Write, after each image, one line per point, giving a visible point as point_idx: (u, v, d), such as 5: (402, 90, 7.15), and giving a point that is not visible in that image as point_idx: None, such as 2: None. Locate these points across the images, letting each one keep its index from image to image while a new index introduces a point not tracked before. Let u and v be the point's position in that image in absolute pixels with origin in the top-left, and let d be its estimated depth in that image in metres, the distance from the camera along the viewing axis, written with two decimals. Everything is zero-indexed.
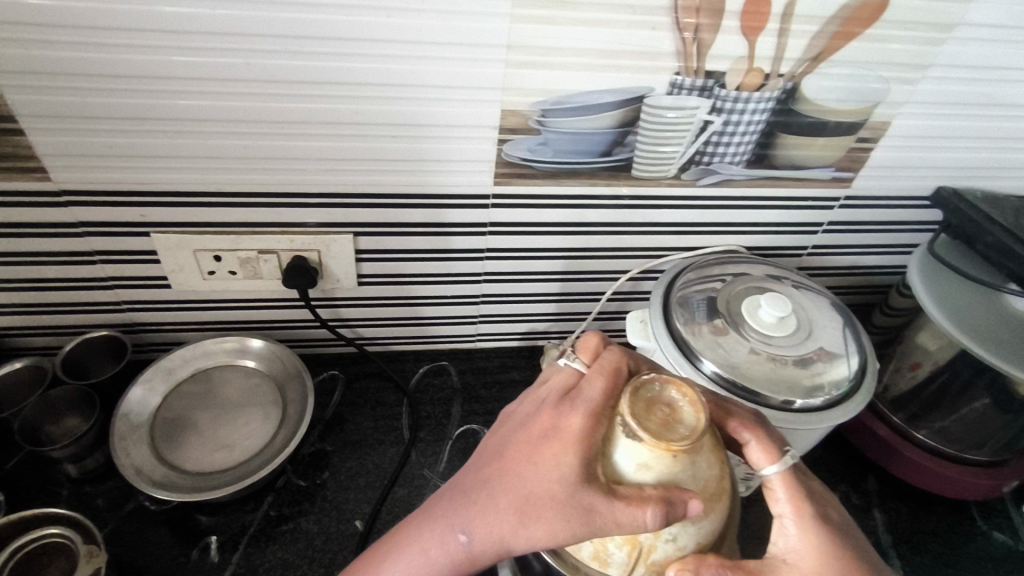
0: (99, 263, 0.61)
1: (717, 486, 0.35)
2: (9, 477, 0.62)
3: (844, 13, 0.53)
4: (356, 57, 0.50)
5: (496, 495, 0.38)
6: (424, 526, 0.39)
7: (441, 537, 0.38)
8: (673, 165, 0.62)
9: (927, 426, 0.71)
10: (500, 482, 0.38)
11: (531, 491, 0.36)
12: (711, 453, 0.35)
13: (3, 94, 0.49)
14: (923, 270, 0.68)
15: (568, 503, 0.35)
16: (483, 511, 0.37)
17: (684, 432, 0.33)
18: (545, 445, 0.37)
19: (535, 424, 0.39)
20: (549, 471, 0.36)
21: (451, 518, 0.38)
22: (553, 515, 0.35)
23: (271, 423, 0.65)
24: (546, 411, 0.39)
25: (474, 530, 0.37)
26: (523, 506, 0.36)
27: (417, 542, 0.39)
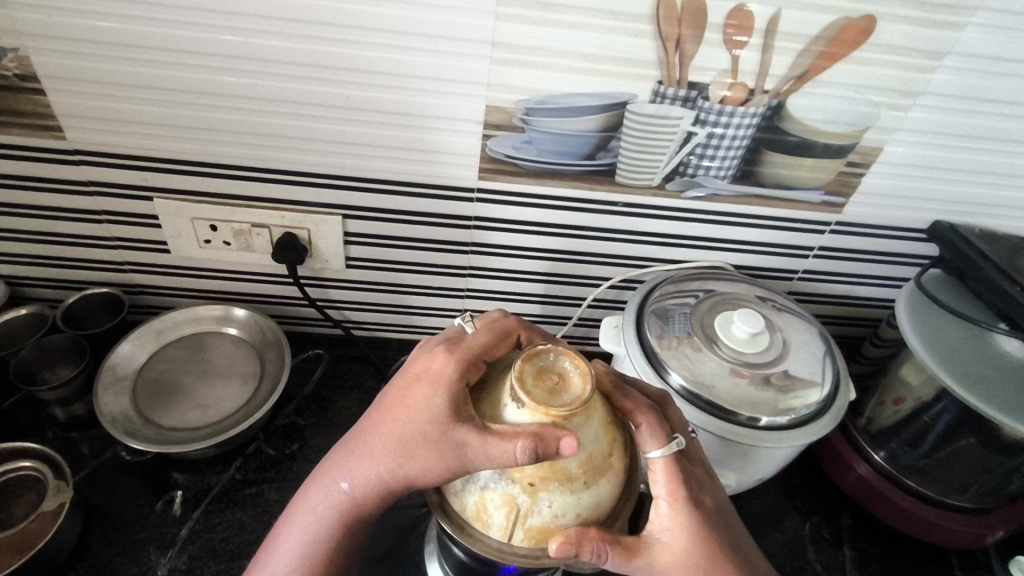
0: (106, 223, 0.66)
1: (603, 462, 0.36)
2: (3, 416, 0.66)
3: (828, 33, 0.53)
4: (348, 44, 0.53)
5: (373, 441, 0.42)
6: (320, 474, 0.44)
7: (333, 483, 0.43)
8: (656, 174, 0.63)
9: (906, 466, 0.68)
10: (387, 426, 0.41)
11: (398, 433, 0.40)
12: (601, 430, 0.37)
13: (26, 55, 0.53)
14: (911, 301, 0.66)
15: (427, 443, 0.37)
16: (363, 456, 0.42)
17: (566, 401, 0.35)
18: (411, 393, 0.40)
19: (406, 374, 0.42)
20: (412, 415, 0.39)
21: (340, 465, 0.43)
22: (417, 454, 0.39)
23: (246, 389, 0.67)
24: (417, 361, 0.42)
25: (356, 474, 0.42)
26: (392, 447, 0.40)
27: (315, 489, 0.44)
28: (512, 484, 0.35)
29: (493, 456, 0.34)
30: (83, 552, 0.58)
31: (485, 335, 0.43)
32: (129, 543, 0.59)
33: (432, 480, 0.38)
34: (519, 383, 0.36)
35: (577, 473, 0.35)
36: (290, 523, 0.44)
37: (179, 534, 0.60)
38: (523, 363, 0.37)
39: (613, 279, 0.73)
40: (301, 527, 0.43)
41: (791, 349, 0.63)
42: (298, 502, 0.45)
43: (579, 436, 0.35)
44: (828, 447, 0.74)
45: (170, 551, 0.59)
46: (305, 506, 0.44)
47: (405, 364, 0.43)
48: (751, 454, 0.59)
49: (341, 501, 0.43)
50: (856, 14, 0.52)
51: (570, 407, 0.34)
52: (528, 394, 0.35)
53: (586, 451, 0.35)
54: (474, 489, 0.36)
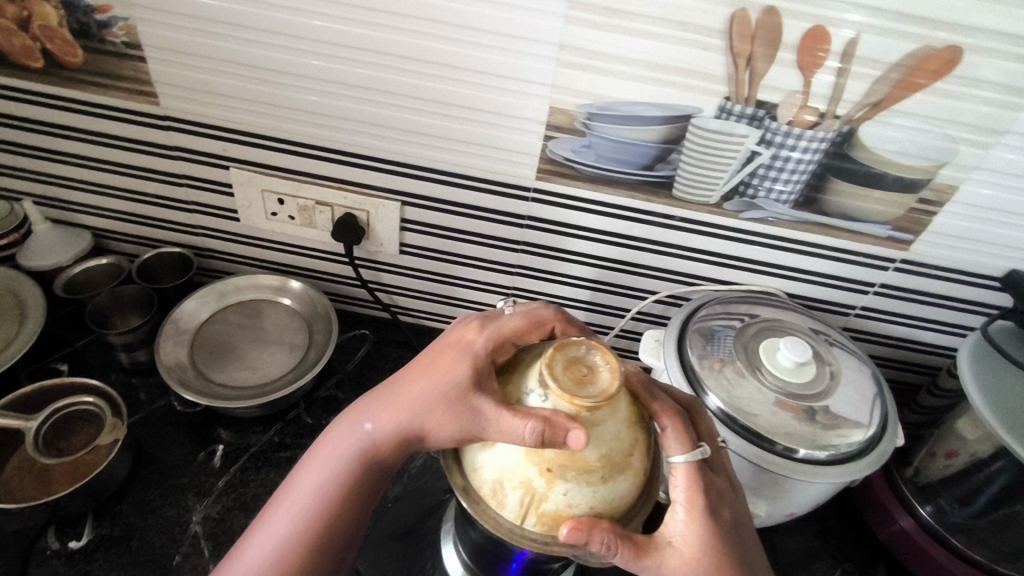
0: (185, 187, 0.71)
1: (623, 459, 0.36)
2: (77, 353, 0.72)
3: (909, 61, 0.51)
4: (424, 36, 0.56)
5: (394, 396, 0.43)
6: (340, 421, 0.45)
7: (351, 430, 0.44)
8: (715, 192, 0.62)
9: (954, 525, 0.64)
10: (411, 384, 0.43)
11: (424, 390, 0.42)
12: (625, 428, 0.37)
13: (134, 25, 0.58)
14: (975, 353, 0.62)
15: (448, 405, 0.39)
16: (386, 406, 0.43)
17: (592, 393, 0.35)
18: (441, 357, 0.43)
19: (438, 343, 0.45)
20: (440, 374, 0.42)
21: (362, 412, 0.44)
22: (437, 411, 0.40)
23: (293, 357, 0.70)
24: (451, 334, 0.45)
25: (370, 424, 0.43)
26: (412, 404, 0.42)
27: (332, 434, 0.44)
28: (530, 467, 0.35)
29: (505, 428, 0.35)
30: (129, 489, 0.62)
31: (520, 320, 0.45)
32: (170, 487, 0.63)
33: (445, 441, 0.40)
34: (548, 369, 0.37)
35: (595, 466, 0.35)
36: (303, 466, 0.44)
37: (216, 485, 0.64)
38: (555, 350, 0.38)
39: (660, 293, 0.73)
40: (312, 471, 0.43)
41: (838, 384, 0.61)
42: (313, 448, 0.45)
43: (601, 429, 0.35)
44: (871, 495, 0.71)
45: (206, 499, 0.63)
46: (320, 450, 0.44)
47: (438, 338, 0.46)
48: (785, 485, 0.57)
49: (356, 445, 0.43)
50: (941, 44, 0.50)
51: (595, 398, 0.35)
52: (555, 381, 0.36)
53: (607, 446, 0.35)
54: (492, 467, 0.37)
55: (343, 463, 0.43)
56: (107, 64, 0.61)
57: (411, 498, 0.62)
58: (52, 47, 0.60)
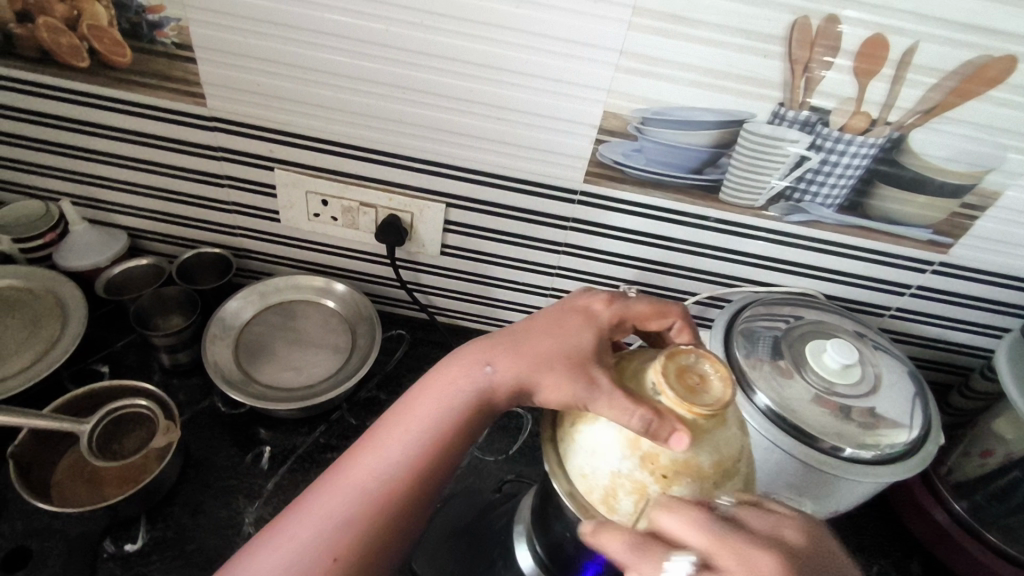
0: (227, 188, 0.70)
1: (732, 467, 0.37)
2: (116, 354, 0.72)
3: (964, 70, 0.52)
4: (483, 40, 0.56)
5: (519, 347, 0.45)
6: (458, 358, 0.46)
7: (470, 370, 0.45)
8: (761, 195, 0.63)
9: (989, 520, 0.65)
10: (539, 340, 0.44)
11: (546, 346, 0.44)
12: (732, 438, 0.38)
13: (187, 25, 0.57)
14: (1012, 354, 0.63)
15: (572, 368, 0.41)
16: (508, 352, 0.45)
17: (708, 402, 0.37)
18: (565, 320, 0.46)
19: (561, 305, 0.48)
20: (565, 337, 0.44)
21: (483, 354, 0.45)
22: (555, 369, 0.42)
23: (337, 359, 0.71)
24: (579, 304, 0.47)
25: (489, 367, 0.44)
26: (536, 359, 0.43)
27: (450, 369, 0.45)
28: (645, 474, 0.36)
29: (616, 407, 0.37)
30: (179, 491, 0.62)
31: (647, 304, 0.48)
32: (221, 488, 0.63)
33: (550, 402, 0.41)
34: (663, 376, 0.38)
35: (708, 473, 0.36)
36: (417, 395, 0.45)
37: (265, 487, 0.64)
38: (666, 359, 0.39)
39: (700, 294, 0.73)
40: (427, 402, 0.44)
41: (881, 385, 0.62)
42: (428, 379, 0.45)
43: (712, 438, 0.37)
44: (906, 492, 0.72)
45: (257, 501, 0.63)
46: (436, 382, 0.45)
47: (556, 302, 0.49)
48: (833, 484, 0.58)
49: (474, 386, 0.44)
50: (997, 53, 0.51)
51: (713, 407, 0.36)
52: (672, 389, 0.37)
53: (719, 454, 0.37)
54: (604, 473, 0.37)
55: (459, 401, 0.43)
56: (156, 64, 0.60)
57: (463, 499, 0.62)
58: (100, 47, 0.60)
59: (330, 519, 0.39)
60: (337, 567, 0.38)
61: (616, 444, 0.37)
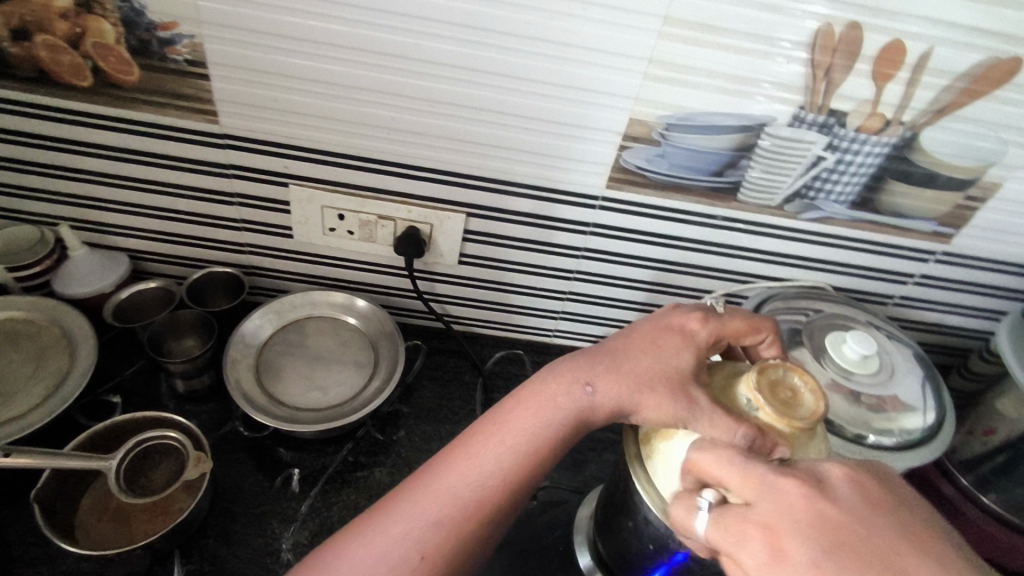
0: (237, 206, 0.68)
1: (817, 472, 0.41)
2: (126, 383, 0.69)
3: (975, 71, 0.55)
4: (512, 52, 0.55)
5: (621, 366, 0.46)
6: (557, 375, 0.46)
7: (569, 387, 0.45)
8: (778, 195, 0.65)
9: (994, 491, 0.69)
10: (640, 360, 0.46)
11: (646, 367, 0.45)
12: (816, 445, 0.41)
13: (201, 41, 0.55)
14: (1012, 334, 0.67)
15: (676, 392, 0.42)
16: (608, 372, 0.45)
17: (804, 415, 0.39)
18: (662, 342, 0.47)
19: (655, 323, 0.48)
20: (664, 358, 0.45)
21: (584, 372, 0.46)
22: (656, 390, 0.43)
23: (362, 376, 0.70)
24: (674, 319, 0.48)
25: (595, 386, 0.45)
26: (638, 380, 0.44)
27: (550, 385, 0.46)
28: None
29: (717, 424, 0.39)
30: (210, 522, 0.61)
31: (740, 320, 0.49)
32: (255, 515, 0.62)
33: (648, 422, 0.43)
34: (759, 393, 0.40)
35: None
36: (515, 407, 0.45)
37: (299, 510, 0.63)
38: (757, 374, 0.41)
39: (714, 292, 0.75)
40: (525, 416, 0.45)
41: (898, 373, 0.65)
42: (524, 392, 0.46)
43: (806, 449, 0.40)
44: (914, 470, 0.75)
45: (292, 525, 0.61)
46: (534, 397, 0.45)
47: (646, 318, 0.50)
48: None
49: (573, 404, 0.45)
50: (1006, 55, 0.54)
51: (810, 422, 0.39)
52: (770, 406, 0.39)
53: (808, 463, 0.40)
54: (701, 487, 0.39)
55: (558, 419, 0.44)
56: (165, 82, 0.58)
57: None
58: (105, 65, 0.57)
59: (425, 520, 0.41)
60: (426, 565, 0.39)
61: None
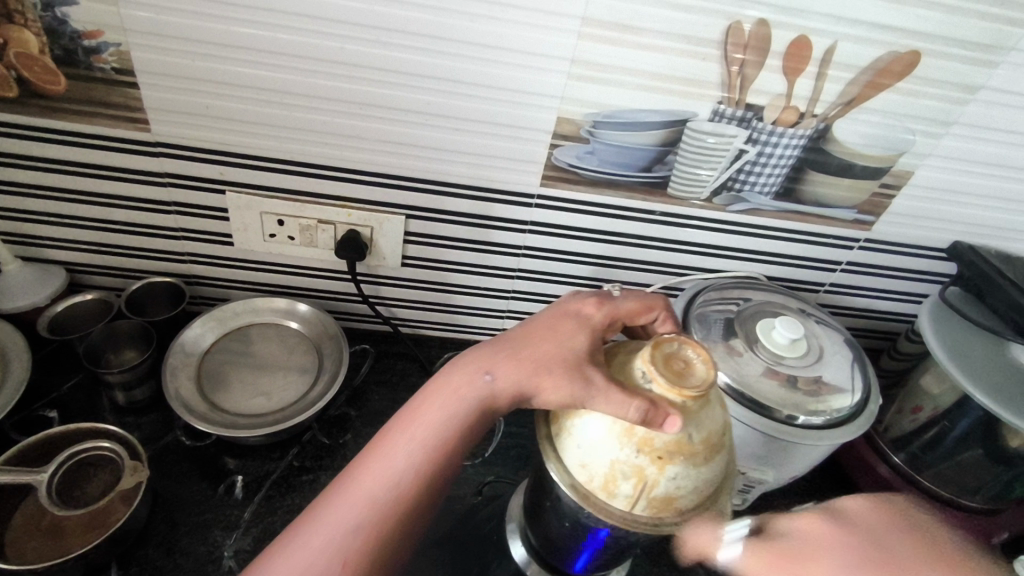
0: (175, 215, 0.68)
1: (722, 440, 0.40)
2: (63, 398, 0.68)
3: (877, 65, 0.58)
4: (438, 54, 0.56)
5: (518, 350, 0.46)
6: (458, 367, 0.46)
7: (469, 379, 0.45)
8: (706, 188, 0.67)
9: (925, 467, 0.72)
10: (534, 343, 0.46)
11: (543, 351, 0.45)
12: (720, 413, 0.41)
13: (128, 50, 0.55)
14: (933, 311, 0.70)
15: (570, 368, 0.43)
16: (507, 359, 0.45)
17: (696, 383, 0.39)
18: (560, 326, 0.46)
19: (555, 311, 0.48)
20: (560, 341, 0.46)
21: (482, 363, 0.46)
22: (555, 372, 0.43)
23: (306, 380, 0.70)
24: (567, 304, 0.49)
25: (495, 373, 0.45)
26: (534, 361, 0.44)
27: (451, 379, 0.45)
28: (642, 457, 0.38)
29: (611, 401, 0.39)
30: (150, 533, 0.60)
31: (632, 303, 0.51)
32: (195, 524, 0.61)
33: (552, 403, 0.43)
34: (653, 365, 0.40)
35: (700, 449, 0.39)
36: (420, 405, 0.45)
37: (242, 517, 0.62)
38: (653, 347, 0.42)
39: (653, 285, 0.77)
40: (431, 412, 0.45)
41: (825, 356, 0.67)
42: (429, 389, 0.46)
43: (704, 415, 0.39)
44: (849, 450, 0.79)
45: (235, 532, 0.61)
46: (436, 395, 0.45)
47: (544, 310, 0.50)
48: (790, 451, 0.63)
49: (475, 395, 0.45)
50: (904, 49, 0.57)
51: (701, 388, 0.39)
52: (662, 375, 0.39)
53: (708, 430, 0.39)
54: (604, 462, 0.40)
55: (460, 410, 0.44)
56: (93, 91, 0.58)
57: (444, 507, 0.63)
58: (31, 75, 0.57)
59: (340, 528, 0.40)
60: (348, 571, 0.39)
61: (614, 436, 0.40)
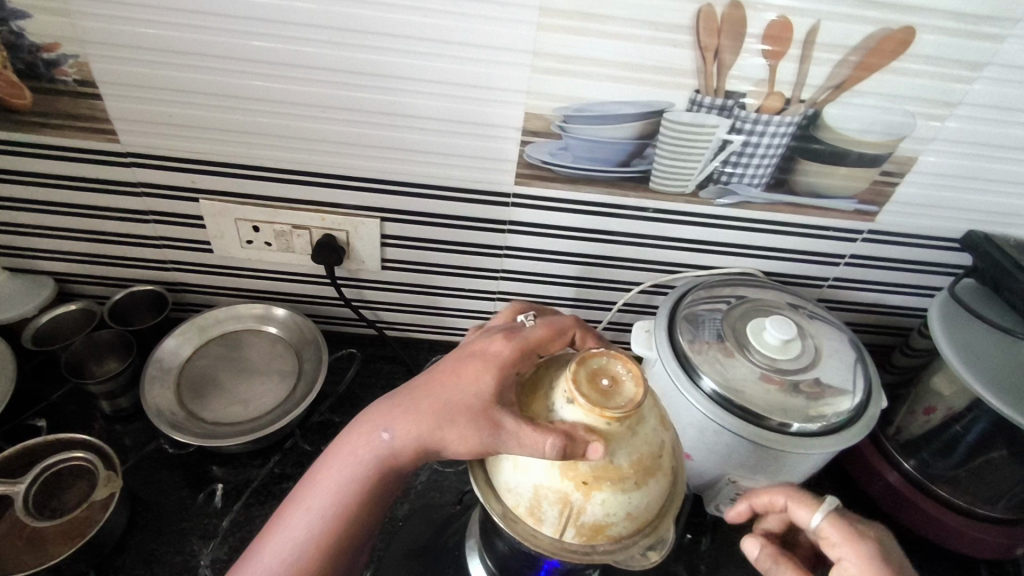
0: (152, 223, 0.68)
1: (653, 461, 0.38)
2: (53, 407, 0.69)
3: (867, 44, 0.54)
4: (395, 52, 0.54)
5: (416, 400, 0.43)
6: (356, 427, 0.45)
7: (366, 439, 0.44)
8: (690, 181, 0.64)
9: (937, 475, 0.68)
10: (430, 393, 0.43)
11: (441, 401, 0.42)
12: (651, 432, 0.39)
13: (87, 61, 0.55)
14: (943, 309, 0.65)
15: (472, 417, 0.40)
16: (403, 415, 0.43)
17: (619, 403, 0.37)
18: (460, 371, 0.43)
19: (459, 353, 0.44)
20: (461, 385, 0.42)
21: (379, 419, 0.44)
22: (456, 423, 0.41)
23: (285, 386, 0.70)
24: (473, 341, 0.45)
25: (393, 428, 0.43)
26: (433, 413, 0.42)
27: (348, 440, 0.44)
28: (566, 482, 0.37)
29: (526, 443, 0.37)
30: (129, 541, 0.60)
31: (542, 330, 0.46)
32: (174, 533, 0.61)
33: (462, 454, 0.41)
34: (574, 386, 0.38)
35: (629, 473, 0.37)
36: (320, 471, 0.44)
37: (220, 526, 0.62)
38: (577, 366, 0.39)
39: (643, 284, 0.74)
40: (330, 478, 0.44)
41: (822, 356, 0.63)
42: (329, 453, 0.45)
43: (632, 436, 0.38)
44: (857, 455, 0.74)
45: (212, 542, 0.61)
46: (337, 460, 0.44)
47: (455, 348, 0.46)
48: (783, 459, 0.58)
49: (372, 455, 0.43)
50: (896, 25, 0.53)
51: (624, 409, 0.37)
52: (583, 397, 0.37)
53: (638, 452, 0.38)
54: (528, 485, 0.38)
55: (362, 472, 0.43)
56: (59, 104, 0.58)
57: (422, 515, 0.61)
58: None
59: None
60: None
61: (538, 462, 0.38)
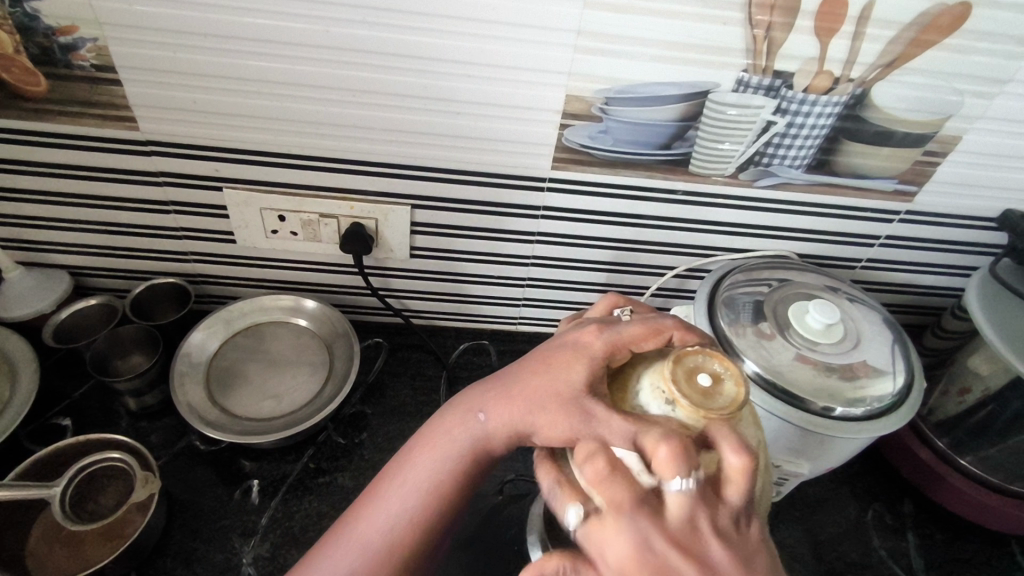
0: (173, 214, 0.66)
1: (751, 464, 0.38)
2: (77, 404, 0.67)
3: (922, 20, 0.52)
4: (433, 33, 0.52)
5: (513, 388, 0.44)
6: (454, 407, 0.46)
7: (462, 419, 0.44)
8: (731, 164, 0.62)
9: (971, 454, 0.68)
10: (527, 381, 0.43)
11: (536, 390, 0.42)
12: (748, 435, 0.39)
13: (107, 45, 0.52)
14: (981, 290, 0.64)
15: (564, 404, 0.39)
16: (497, 399, 0.44)
17: (722, 405, 0.36)
18: (557, 361, 0.42)
19: (557, 345, 0.44)
20: (557, 375, 0.42)
21: (475, 402, 0.45)
22: (547, 409, 0.40)
23: (318, 380, 0.68)
24: (569, 334, 0.45)
25: (489, 412, 0.43)
26: (527, 401, 0.42)
27: (444, 421, 0.45)
28: None
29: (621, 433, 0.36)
30: (168, 541, 0.59)
31: (638, 328, 0.43)
32: (213, 532, 0.60)
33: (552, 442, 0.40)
34: (673, 385, 0.37)
35: None
36: (415, 447, 0.45)
37: (259, 523, 0.61)
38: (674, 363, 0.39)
39: (678, 268, 0.73)
40: (422, 454, 0.44)
41: (867, 341, 0.62)
42: (425, 431, 0.46)
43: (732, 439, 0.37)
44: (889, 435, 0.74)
45: (252, 539, 0.60)
46: (432, 440, 0.45)
47: (553, 340, 0.46)
48: (829, 444, 0.58)
49: (465, 436, 0.44)
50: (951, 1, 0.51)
51: (727, 411, 0.36)
52: (685, 397, 0.36)
53: None
54: None
55: (454, 455, 0.43)
56: (76, 91, 0.55)
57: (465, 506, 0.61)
58: (9, 77, 0.54)
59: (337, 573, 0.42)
60: None
61: None
